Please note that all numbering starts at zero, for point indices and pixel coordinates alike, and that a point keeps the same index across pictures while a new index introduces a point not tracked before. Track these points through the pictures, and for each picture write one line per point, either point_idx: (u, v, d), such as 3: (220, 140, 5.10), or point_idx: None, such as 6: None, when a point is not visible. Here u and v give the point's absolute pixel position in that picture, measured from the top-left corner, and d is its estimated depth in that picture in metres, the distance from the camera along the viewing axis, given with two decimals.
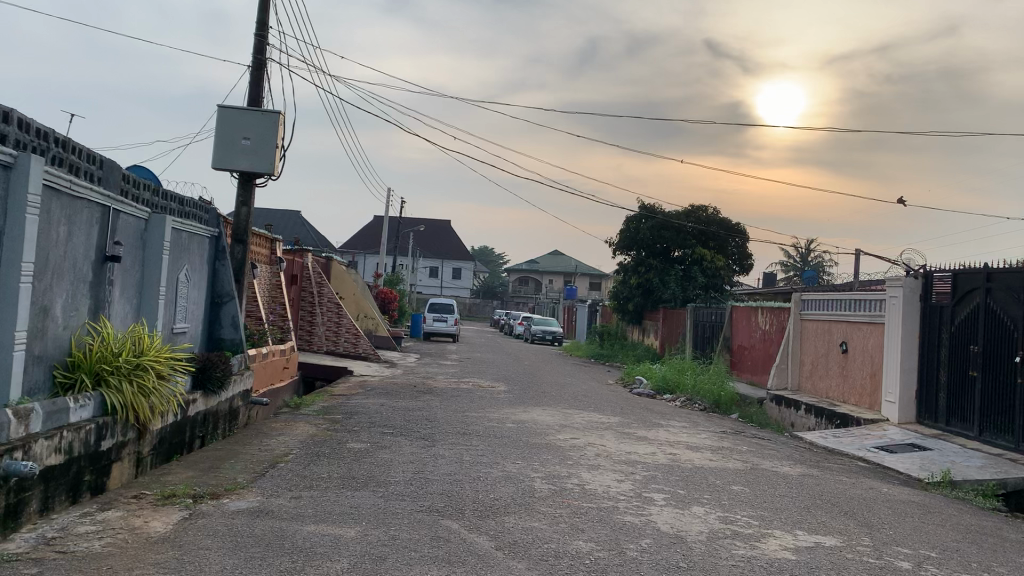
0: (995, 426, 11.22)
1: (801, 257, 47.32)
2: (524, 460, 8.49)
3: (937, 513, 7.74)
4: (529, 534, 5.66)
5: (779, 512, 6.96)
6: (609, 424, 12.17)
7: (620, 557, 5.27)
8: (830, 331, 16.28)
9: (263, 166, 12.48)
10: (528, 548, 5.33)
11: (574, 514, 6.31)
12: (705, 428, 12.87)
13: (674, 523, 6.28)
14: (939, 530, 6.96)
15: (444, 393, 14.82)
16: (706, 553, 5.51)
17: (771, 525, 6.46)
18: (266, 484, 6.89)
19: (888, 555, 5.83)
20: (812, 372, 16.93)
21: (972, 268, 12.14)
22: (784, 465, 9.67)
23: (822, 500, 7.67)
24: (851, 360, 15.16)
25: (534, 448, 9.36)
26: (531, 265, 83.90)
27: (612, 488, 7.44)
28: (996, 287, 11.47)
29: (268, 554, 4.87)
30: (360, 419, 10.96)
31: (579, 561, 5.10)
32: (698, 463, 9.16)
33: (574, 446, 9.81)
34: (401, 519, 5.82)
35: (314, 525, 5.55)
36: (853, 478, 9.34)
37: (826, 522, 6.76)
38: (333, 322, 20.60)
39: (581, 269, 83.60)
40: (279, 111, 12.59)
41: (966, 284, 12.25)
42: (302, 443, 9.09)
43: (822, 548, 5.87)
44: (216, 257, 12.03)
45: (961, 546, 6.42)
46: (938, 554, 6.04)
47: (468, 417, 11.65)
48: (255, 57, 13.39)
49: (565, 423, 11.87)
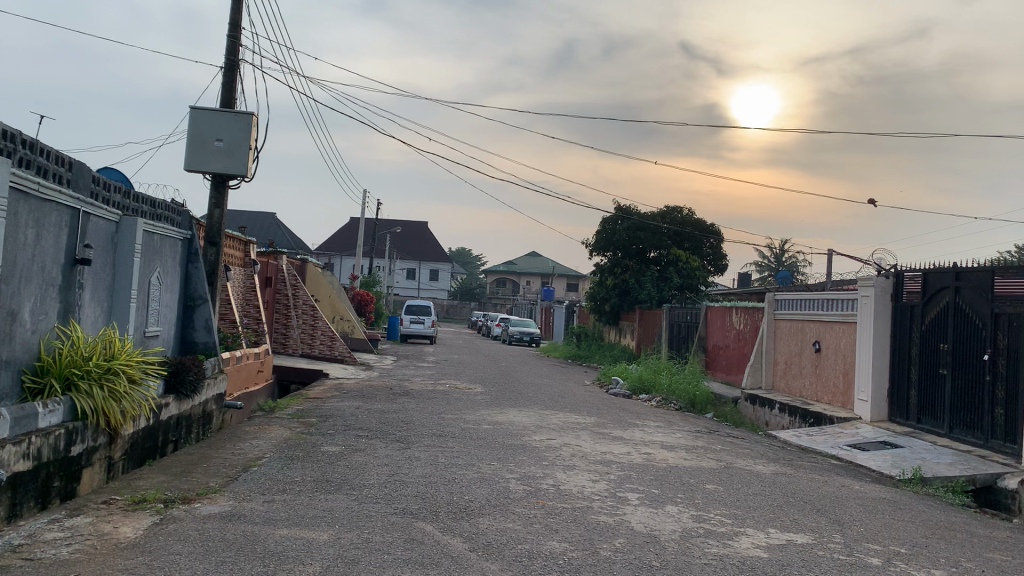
0: (964, 423, 11.38)
1: (775, 258, 47.70)
2: (499, 462, 8.50)
3: (907, 510, 7.83)
4: (503, 535, 5.66)
5: (751, 510, 7.01)
6: (584, 424, 12.21)
7: (594, 557, 5.29)
8: (803, 331, 16.43)
9: (236, 169, 12.41)
10: (501, 549, 5.32)
11: (548, 515, 6.33)
12: (680, 428, 12.94)
13: (647, 522, 6.32)
14: (909, 527, 7.04)
15: (419, 395, 14.78)
16: (679, 552, 5.55)
17: (744, 523, 6.51)
18: (238, 488, 6.86)
19: (859, 552, 5.89)
20: (785, 372, 17.08)
21: (941, 267, 12.30)
22: (757, 464, 9.75)
23: (794, 498, 7.73)
24: (824, 359, 15.31)
25: (509, 449, 9.35)
26: (509, 267, 84.00)
27: (587, 488, 7.46)
28: (965, 286, 11.63)
29: (239, 559, 4.84)
30: (334, 422, 10.91)
31: (552, 562, 5.12)
32: (673, 463, 9.20)
33: (550, 446, 9.82)
34: (374, 522, 5.79)
35: (286, 529, 5.52)
36: (825, 476, 9.42)
37: (798, 520, 6.82)
38: (308, 325, 20.50)
39: (559, 270, 83.75)
40: (252, 112, 12.48)
41: (935, 283, 12.41)
42: (275, 447, 9.03)
43: (794, 546, 5.92)
44: (189, 260, 11.92)
45: (930, 542, 6.51)
46: (908, 551, 6.11)
47: (443, 419, 11.62)
48: (227, 58, 13.29)
49: (541, 424, 11.89)
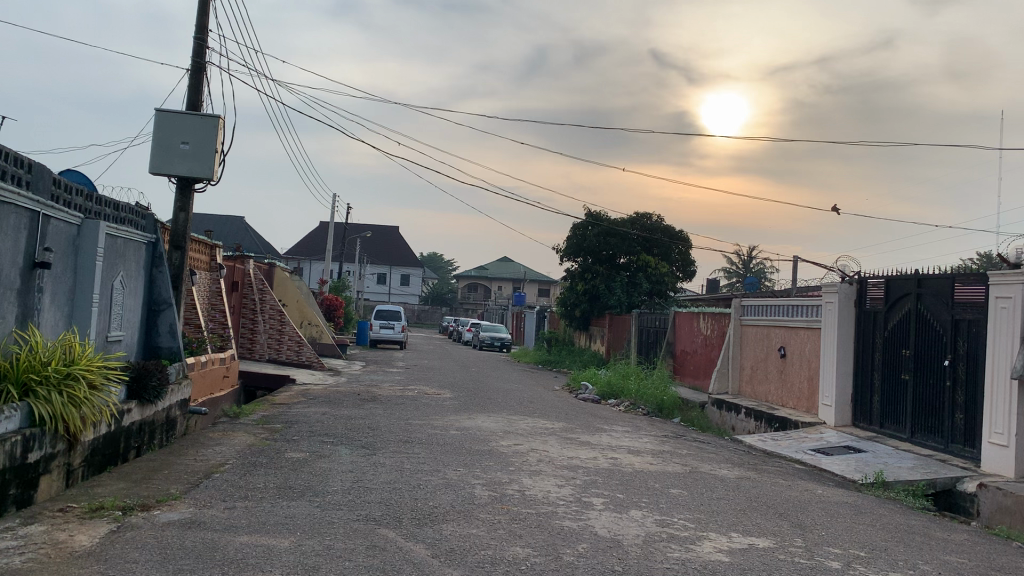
0: (926, 428, 11.55)
1: (743, 264, 48.11)
2: (465, 467, 8.47)
3: (868, 513, 7.93)
4: (466, 541, 5.65)
5: (714, 515, 7.07)
6: (552, 430, 12.22)
7: (556, 562, 5.29)
8: (769, 336, 16.59)
9: (202, 172, 12.30)
10: (464, 555, 5.31)
11: (512, 520, 6.32)
12: (646, 433, 13.00)
13: (611, 527, 6.34)
14: (869, 530, 7.13)
15: (387, 401, 14.71)
16: (642, 556, 5.57)
17: (707, 528, 6.55)
18: (199, 495, 6.77)
19: (819, 556, 5.96)
20: (751, 377, 17.24)
21: (903, 274, 12.48)
22: (722, 468, 9.82)
23: (758, 503, 7.80)
24: (789, 364, 15.47)
25: (475, 455, 9.33)
26: (480, 272, 83.94)
27: (552, 494, 7.46)
28: (927, 293, 11.81)
29: (197, 567, 4.78)
30: (299, 428, 10.82)
31: (514, 567, 5.12)
32: (639, 468, 9.24)
33: (516, 452, 9.83)
34: (336, 529, 5.75)
35: (247, 536, 5.47)
36: (788, 480, 9.51)
37: (760, 524, 6.88)
38: (275, 330, 20.33)
39: (530, 275, 83.85)
40: (218, 115, 12.38)
41: (897, 290, 12.60)
42: (238, 453, 8.94)
43: (755, 550, 5.97)
44: (153, 264, 11.77)
45: (889, 546, 6.59)
46: (867, 554, 6.19)
47: (410, 425, 11.57)
48: (193, 60, 13.17)
49: (508, 430, 11.88)
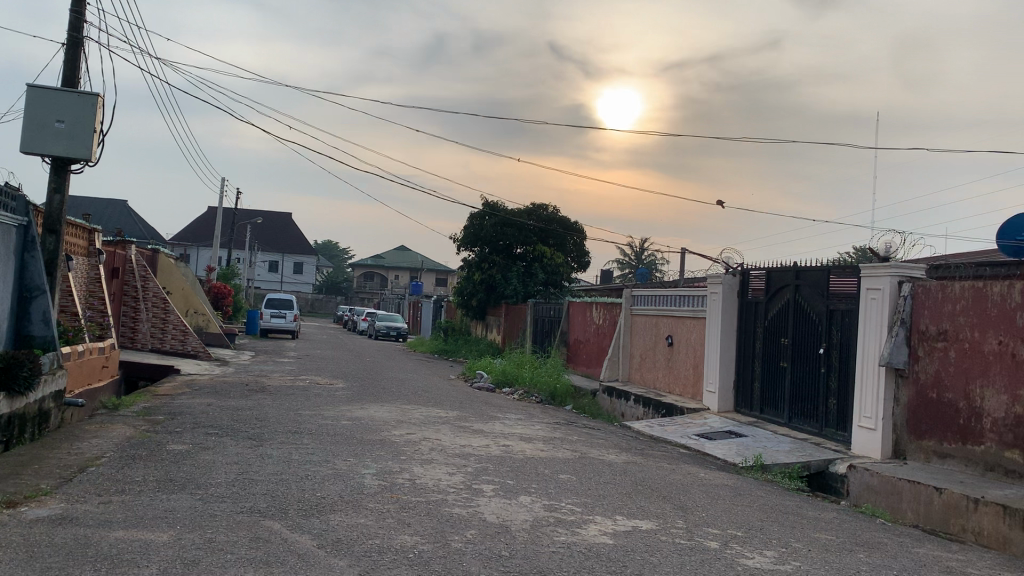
0: (802, 413, 12.14)
1: (636, 256, 49.22)
2: (355, 457, 8.40)
3: (746, 495, 8.30)
4: (354, 531, 5.61)
5: (601, 499, 7.25)
6: (445, 419, 12.24)
7: (444, 549, 5.32)
8: (657, 325, 17.08)
9: (79, 152, 11.71)
10: (351, 545, 5.27)
11: (401, 509, 6.31)
12: (538, 420, 13.18)
13: (500, 513, 6.41)
14: (746, 511, 7.46)
15: (277, 392, 14.40)
16: (528, 541, 5.66)
17: (593, 511, 6.72)
18: (72, 490, 6.46)
19: (698, 536, 6.19)
20: (641, 365, 17.71)
21: (783, 266, 13.05)
22: (610, 454, 10.07)
23: (643, 486, 8.04)
24: (677, 353, 15.97)
25: (366, 445, 9.25)
26: (377, 261, 83.04)
27: (443, 482, 7.49)
28: (804, 284, 12.39)
29: (68, 564, 4.58)
30: (183, 420, 10.48)
31: (402, 555, 5.11)
32: (530, 455, 9.36)
33: (408, 441, 9.81)
34: (219, 522, 5.61)
35: (123, 531, 5.27)
36: (673, 464, 9.84)
37: (644, 507, 7.10)
38: (158, 318, 19.58)
39: (427, 264, 83.46)
40: (98, 93, 11.80)
41: (777, 281, 13.17)
42: (116, 446, 8.58)
43: (638, 532, 6.16)
44: (24, 248, 11.14)
45: (764, 525, 6.91)
46: (743, 533, 6.48)
47: (300, 416, 11.38)
48: (69, 34, 12.49)
49: (401, 419, 11.83)
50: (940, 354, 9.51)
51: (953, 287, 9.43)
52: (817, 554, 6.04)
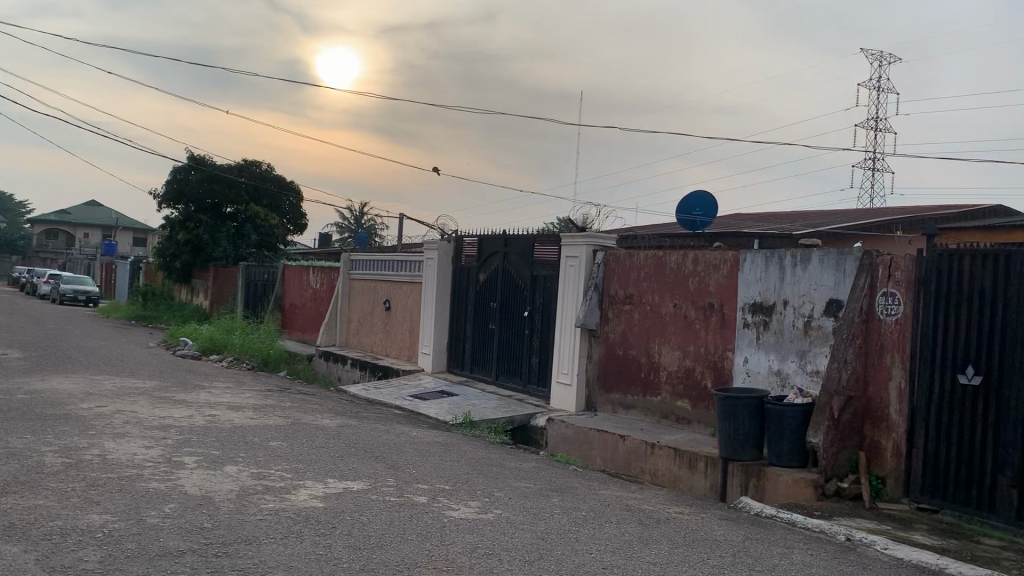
0: (508, 371, 12.84)
1: (354, 219, 48.77)
2: (34, 435, 7.55)
3: (454, 451, 8.64)
4: (30, 514, 5.06)
5: (312, 463, 7.17)
6: (143, 389, 11.38)
7: (138, 526, 4.97)
8: (374, 289, 17.11)
9: None
10: (27, 530, 4.75)
11: (88, 487, 5.79)
12: (248, 388, 12.70)
13: (202, 484, 6.11)
14: (454, 466, 7.77)
15: None
16: (233, 510, 5.46)
17: (303, 476, 6.63)
18: None
19: (408, 493, 6.35)
20: (357, 329, 17.68)
21: (493, 233, 13.62)
22: (324, 418, 9.97)
23: (355, 448, 8.07)
24: (393, 316, 16.14)
25: (47, 421, 8.33)
26: (63, 217, 74.54)
27: (139, 456, 6.97)
28: (512, 251, 13.03)
29: None
30: None
31: (88, 537, 4.70)
32: (238, 423, 9.00)
33: (99, 414, 8.99)
34: None
35: None
36: (386, 425, 9.98)
37: (356, 468, 7.14)
38: None
39: (125, 222, 76.48)
40: None
41: (488, 247, 13.72)
42: None
43: (349, 493, 6.19)
44: None
45: (470, 478, 7.24)
46: (451, 487, 6.75)
47: None
48: None
49: (91, 391, 10.81)
50: (626, 314, 10.49)
51: (637, 255, 10.37)
52: (516, 501, 6.45)
